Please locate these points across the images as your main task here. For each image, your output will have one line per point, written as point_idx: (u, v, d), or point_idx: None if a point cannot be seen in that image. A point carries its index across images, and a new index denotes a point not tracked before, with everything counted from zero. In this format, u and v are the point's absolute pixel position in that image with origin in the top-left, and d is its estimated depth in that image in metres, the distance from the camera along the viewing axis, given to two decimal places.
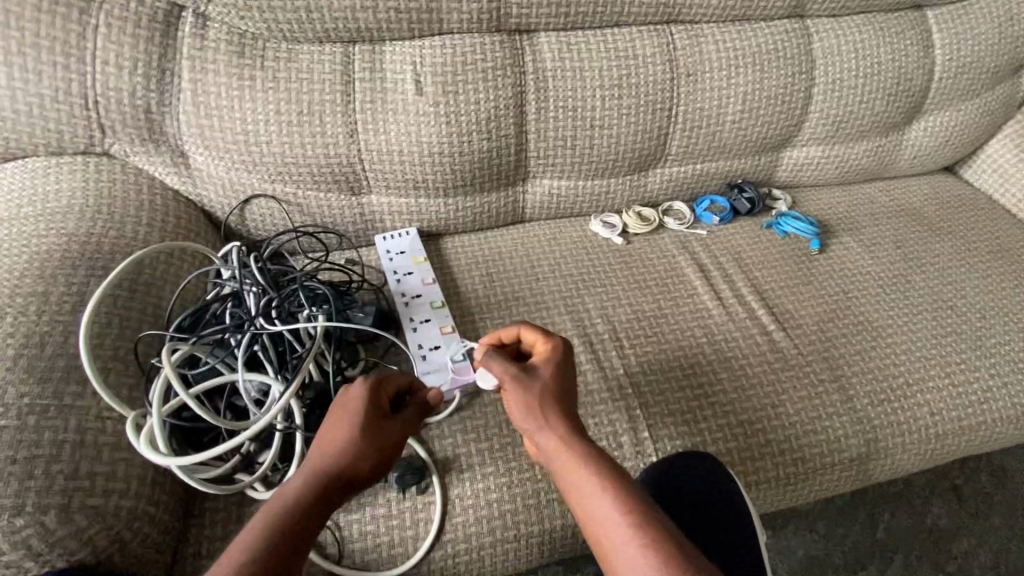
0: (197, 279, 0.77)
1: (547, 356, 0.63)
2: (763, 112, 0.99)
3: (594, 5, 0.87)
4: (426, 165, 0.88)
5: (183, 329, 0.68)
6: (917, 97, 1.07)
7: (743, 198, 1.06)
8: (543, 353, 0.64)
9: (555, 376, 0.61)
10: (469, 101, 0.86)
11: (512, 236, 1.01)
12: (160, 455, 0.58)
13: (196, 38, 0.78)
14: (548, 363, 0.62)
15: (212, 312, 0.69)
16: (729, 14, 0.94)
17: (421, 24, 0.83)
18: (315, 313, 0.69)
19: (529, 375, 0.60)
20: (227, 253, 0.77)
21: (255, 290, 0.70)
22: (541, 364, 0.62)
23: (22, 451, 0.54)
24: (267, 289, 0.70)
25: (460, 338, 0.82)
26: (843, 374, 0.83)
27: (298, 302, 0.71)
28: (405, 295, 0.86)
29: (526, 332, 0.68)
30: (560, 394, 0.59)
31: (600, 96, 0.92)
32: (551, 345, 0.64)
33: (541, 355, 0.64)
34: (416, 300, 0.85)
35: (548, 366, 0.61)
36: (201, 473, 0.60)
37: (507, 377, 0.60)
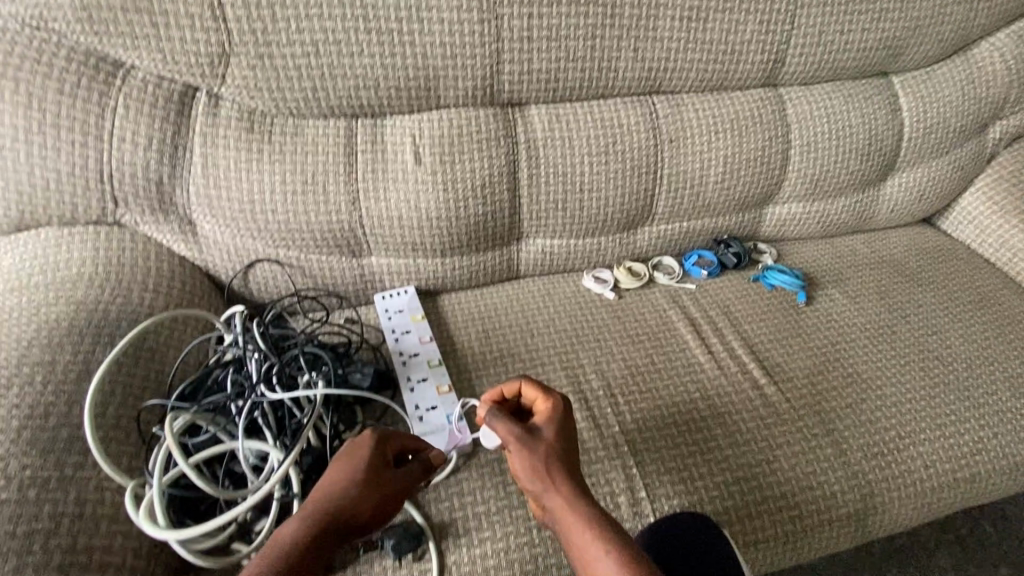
0: (198, 346, 0.79)
1: (548, 415, 0.66)
2: (744, 173, 1.05)
3: (580, 80, 0.93)
4: (424, 228, 0.92)
5: (185, 397, 0.69)
6: (889, 156, 1.13)
7: (730, 253, 1.10)
8: (544, 412, 0.67)
9: (554, 433, 0.64)
10: (465, 169, 0.91)
11: (508, 293, 1.04)
12: (158, 528, 0.58)
13: (208, 115, 0.83)
14: (550, 422, 0.66)
15: (213, 378, 0.71)
16: (707, 85, 1.00)
17: (419, 100, 0.89)
18: (314, 378, 0.71)
19: (527, 433, 0.64)
20: (229, 319, 0.79)
21: (255, 356, 0.71)
22: (542, 424, 0.66)
23: (21, 526, 0.54)
24: (268, 355, 0.71)
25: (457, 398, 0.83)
26: (835, 428, 0.84)
27: (298, 367, 0.72)
28: (403, 354, 0.87)
29: (527, 388, 0.71)
30: (558, 452, 0.63)
31: (589, 162, 0.97)
32: (549, 402, 0.68)
33: (541, 413, 0.67)
34: (414, 359, 0.87)
35: (550, 427, 0.65)
36: (198, 545, 0.60)
37: (511, 439, 0.64)
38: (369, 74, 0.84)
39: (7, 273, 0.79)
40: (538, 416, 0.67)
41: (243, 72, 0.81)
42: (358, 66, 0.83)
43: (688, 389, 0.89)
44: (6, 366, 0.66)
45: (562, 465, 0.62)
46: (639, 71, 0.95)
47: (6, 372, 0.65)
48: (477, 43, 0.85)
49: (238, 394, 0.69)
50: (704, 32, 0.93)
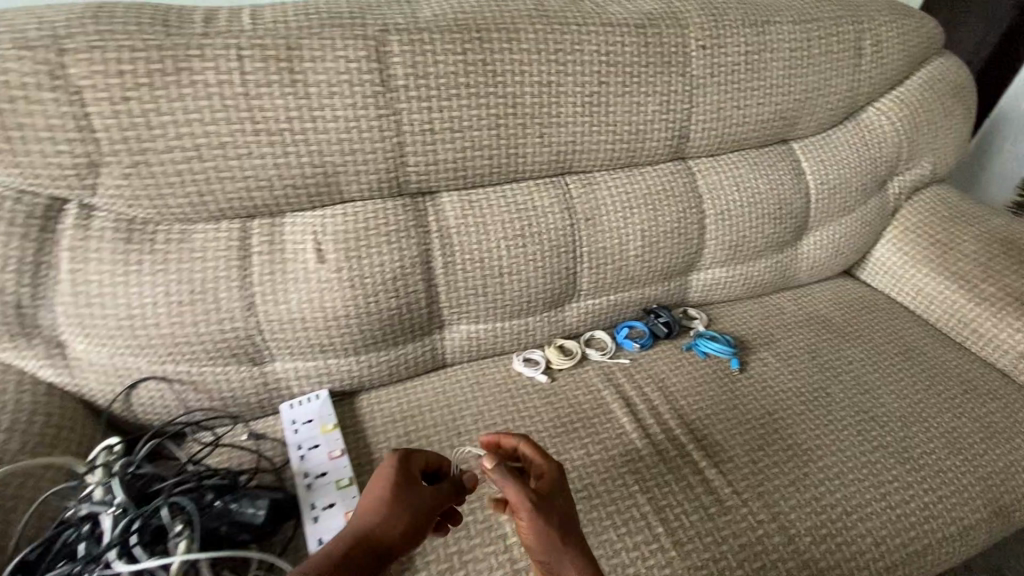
0: (59, 493, 0.69)
1: (553, 483, 0.64)
2: (663, 244, 1.05)
3: (488, 167, 0.92)
4: (332, 329, 0.86)
5: (27, 567, 0.62)
6: (800, 217, 1.17)
7: (661, 322, 1.08)
8: (547, 478, 0.65)
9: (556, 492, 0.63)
10: (373, 263, 0.86)
11: (433, 385, 0.97)
12: None
13: (79, 228, 0.76)
14: (557, 492, 0.63)
15: (64, 540, 0.64)
16: (617, 163, 1.01)
17: (320, 196, 0.85)
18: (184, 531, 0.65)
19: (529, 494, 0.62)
20: (93, 457, 0.72)
21: (113, 511, 0.65)
22: (549, 492, 0.62)
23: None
24: (127, 509, 0.65)
25: None
26: (781, 511, 0.80)
27: (163, 520, 0.65)
28: (308, 475, 0.79)
29: (527, 447, 0.68)
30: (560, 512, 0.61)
31: (507, 246, 0.94)
32: (547, 463, 0.66)
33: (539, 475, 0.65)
34: (321, 480, 0.78)
35: (558, 497, 0.62)
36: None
37: (523, 505, 0.60)
38: (260, 175, 0.79)
39: None
40: (542, 482, 0.64)
41: (117, 181, 0.75)
42: (247, 167, 0.78)
43: (625, 481, 0.83)
44: None
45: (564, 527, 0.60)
46: (548, 154, 0.94)
47: None
48: (376, 137, 0.83)
49: (89, 565, 0.62)
50: (606, 115, 0.95)
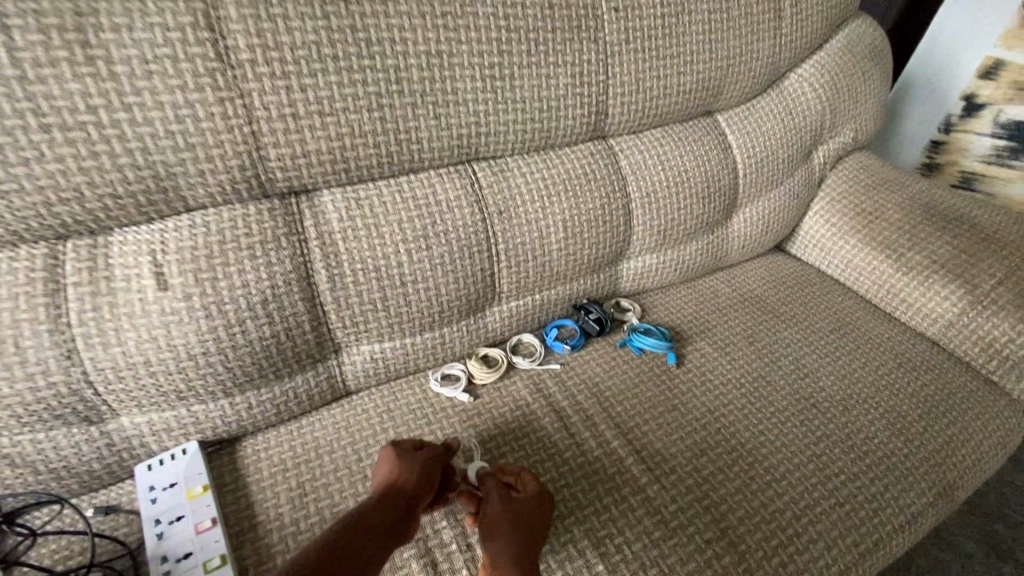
0: None
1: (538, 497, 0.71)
2: (588, 234, 0.94)
3: (375, 157, 0.76)
4: (189, 369, 0.69)
5: None
6: (729, 194, 1.10)
7: (592, 319, 0.98)
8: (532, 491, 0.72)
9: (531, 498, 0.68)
10: (235, 285, 0.69)
11: (334, 419, 0.82)
12: None
13: None
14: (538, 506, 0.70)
15: None
16: (530, 145, 0.89)
17: (155, 206, 0.67)
18: None
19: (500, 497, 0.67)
20: None
21: None
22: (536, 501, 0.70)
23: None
24: None
25: None
26: (729, 526, 0.72)
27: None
28: (166, 560, 0.63)
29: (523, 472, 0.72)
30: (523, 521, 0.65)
31: (407, 250, 0.80)
32: (531, 478, 0.71)
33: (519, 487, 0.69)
34: (183, 564, 0.62)
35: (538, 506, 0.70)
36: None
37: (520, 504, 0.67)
38: (62, 185, 0.61)
39: None
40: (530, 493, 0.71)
41: None
42: (40, 173, 0.59)
43: (560, 513, 0.72)
44: None
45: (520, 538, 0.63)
46: (447, 139, 0.80)
47: None
48: (220, 128, 0.66)
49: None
50: (512, 90, 0.82)
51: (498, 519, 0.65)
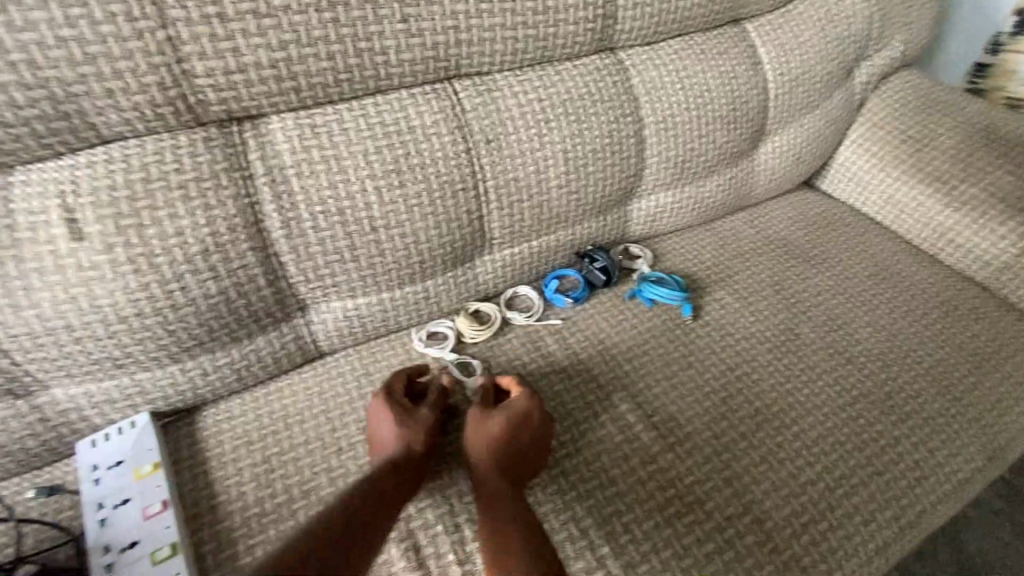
0: None
1: None
2: (593, 168, 0.80)
3: (330, 73, 0.62)
4: (124, 334, 0.59)
5: None
6: (757, 119, 0.95)
7: (597, 268, 0.86)
8: None
9: (535, 410, 0.65)
10: (168, 234, 0.58)
11: (305, 384, 0.73)
12: None
13: None
14: None
15: None
16: (523, 59, 0.74)
17: (59, 136, 0.54)
18: None
19: (491, 413, 0.65)
20: None
21: None
22: None
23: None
24: None
25: None
26: (752, 499, 0.64)
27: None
28: (109, 552, 0.55)
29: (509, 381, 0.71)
30: (523, 438, 0.63)
31: (376, 188, 0.67)
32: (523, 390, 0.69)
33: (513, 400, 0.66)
34: (127, 555, 0.55)
35: None
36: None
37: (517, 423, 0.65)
38: None
39: None
40: None
41: None
42: None
43: (560, 489, 0.64)
44: None
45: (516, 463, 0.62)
46: (420, 51, 0.66)
47: None
48: (127, 33, 0.52)
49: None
50: None
51: (492, 439, 0.63)
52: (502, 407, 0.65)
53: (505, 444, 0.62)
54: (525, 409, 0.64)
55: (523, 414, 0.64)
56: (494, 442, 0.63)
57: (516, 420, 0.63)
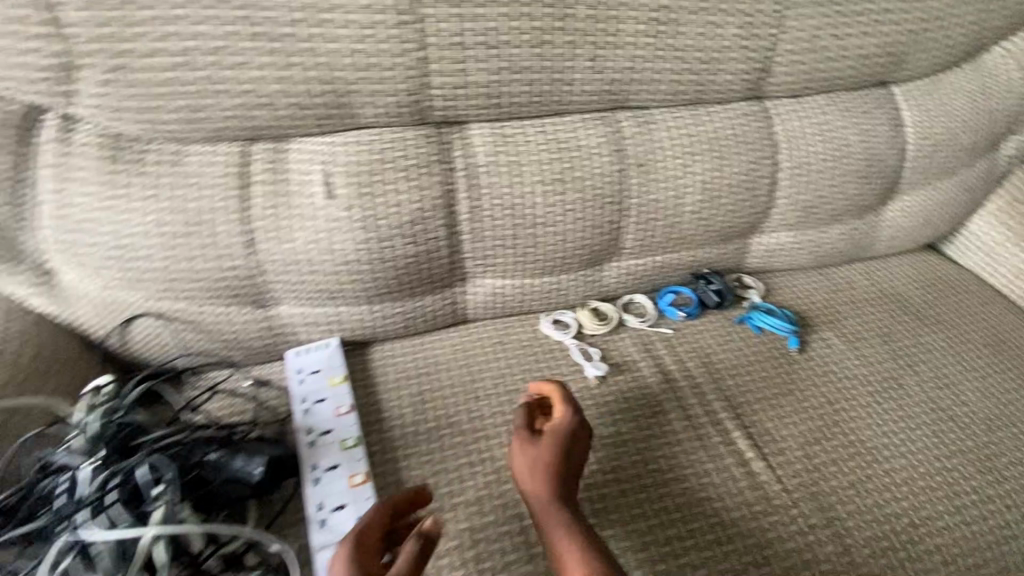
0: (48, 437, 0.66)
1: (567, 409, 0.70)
2: (726, 200, 0.90)
3: (527, 95, 0.77)
4: (342, 273, 0.77)
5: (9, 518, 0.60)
6: (890, 177, 1.00)
7: (712, 290, 0.95)
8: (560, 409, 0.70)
9: (580, 432, 0.68)
10: (389, 204, 0.75)
11: (452, 342, 0.88)
12: None
13: (60, 145, 0.67)
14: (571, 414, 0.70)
15: (41, 495, 0.60)
16: (681, 99, 0.85)
17: (331, 119, 0.73)
18: (156, 502, 0.58)
19: (538, 437, 0.67)
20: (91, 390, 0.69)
21: (92, 468, 0.61)
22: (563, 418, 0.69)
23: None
24: (105, 467, 0.61)
25: (372, 490, 0.68)
26: (836, 517, 0.70)
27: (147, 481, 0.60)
28: (312, 432, 0.72)
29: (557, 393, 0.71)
30: (571, 463, 0.66)
31: (543, 191, 0.81)
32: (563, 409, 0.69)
33: (553, 422, 0.68)
34: (325, 438, 0.72)
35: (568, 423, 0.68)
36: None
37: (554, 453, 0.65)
38: (260, 90, 0.68)
39: None
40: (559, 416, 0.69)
41: (97, 88, 0.64)
42: (247, 78, 0.67)
43: (661, 468, 0.74)
44: None
45: (569, 490, 0.64)
46: (599, 83, 0.79)
47: None
48: (397, 50, 0.69)
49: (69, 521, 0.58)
50: (676, 37, 0.78)
51: (543, 460, 0.64)
52: (549, 430, 0.67)
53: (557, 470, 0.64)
54: (570, 434, 0.67)
55: (565, 435, 0.67)
56: (546, 466, 0.64)
57: (563, 445, 0.66)
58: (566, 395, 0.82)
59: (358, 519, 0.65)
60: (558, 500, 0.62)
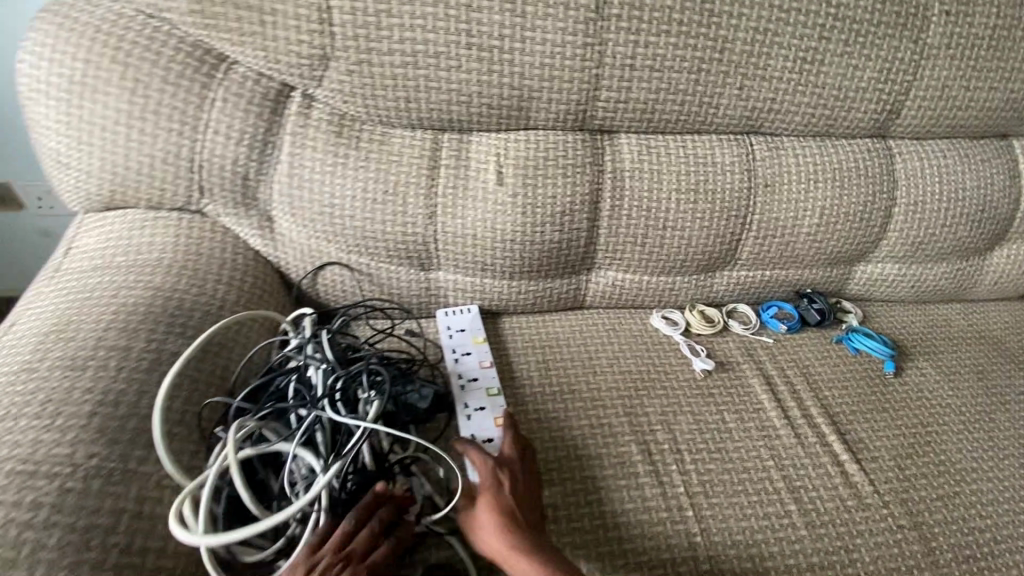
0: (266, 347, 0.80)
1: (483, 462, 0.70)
2: (840, 227, 0.98)
3: (677, 113, 0.88)
4: (497, 250, 0.90)
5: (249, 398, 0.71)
6: (1000, 224, 1.05)
7: (813, 309, 1.03)
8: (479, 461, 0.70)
9: (501, 474, 0.69)
10: (547, 194, 0.87)
11: (572, 323, 1.00)
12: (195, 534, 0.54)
13: (300, 117, 0.82)
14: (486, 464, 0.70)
15: (276, 385, 0.72)
16: (811, 130, 0.94)
17: (510, 118, 0.86)
18: (372, 401, 0.69)
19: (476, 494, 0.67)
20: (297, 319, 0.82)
21: (321, 367, 0.72)
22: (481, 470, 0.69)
23: (39, 518, 0.51)
24: (333, 368, 0.73)
25: None
26: (924, 522, 0.77)
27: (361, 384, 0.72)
28: (462, 378, 0.85)
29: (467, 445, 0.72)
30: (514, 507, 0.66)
31: (676, 199, 0.92)
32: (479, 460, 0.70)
33: (482, 468, 0.69)
34: (473, 385, 0.84)
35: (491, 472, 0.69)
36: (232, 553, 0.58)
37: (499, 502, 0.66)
38: (464, 89, 0.81)
39: (93, 250, 0.81)
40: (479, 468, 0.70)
41: (342, 75, 0.79)
42: (457, 79, 0.81)
43: (761, 456, 0.82)
44: (85, 345, 0.66)
45: (525, 529, 0.64)
46: (742, 109, 0.89)
47: (84, 351, 0.65)
48: (579, 66, 0.82)
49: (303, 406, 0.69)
50: (818, 75, 0.88)
51: (489, 513, 0.65)
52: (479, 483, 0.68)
53: (507, 521, 0.64)
54: (488, 482, 0.68)
55: (502, 485, 0.67)
56: (494, 523, 0.64)
57: (497, 493, 0.66)
58: (673, 382, 0.92)
59: None
60: (519, 551, 0.61)
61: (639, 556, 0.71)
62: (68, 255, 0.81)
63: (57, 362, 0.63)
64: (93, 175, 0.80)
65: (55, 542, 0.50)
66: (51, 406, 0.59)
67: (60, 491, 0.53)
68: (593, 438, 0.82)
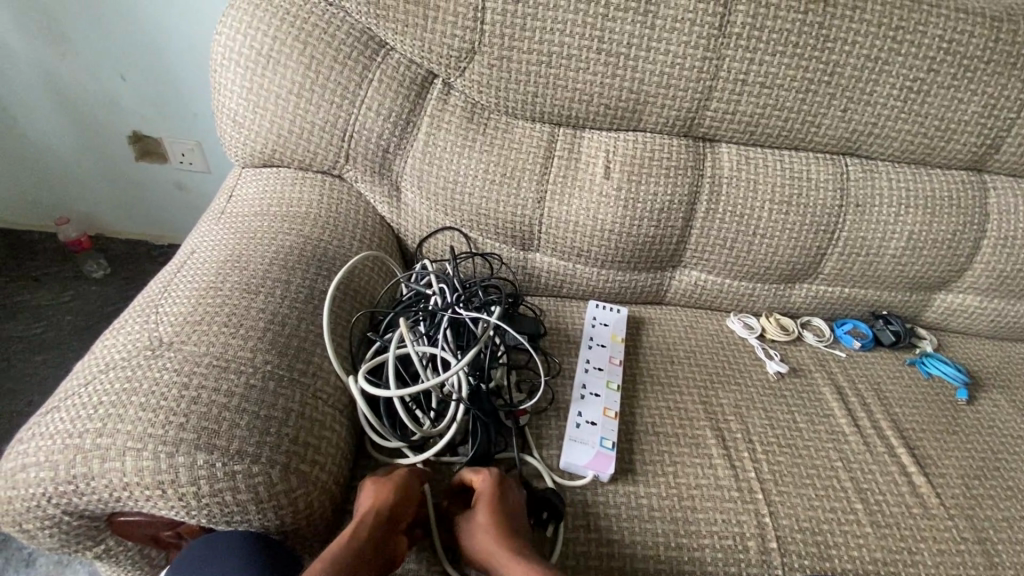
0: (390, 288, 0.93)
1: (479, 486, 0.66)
2: (928, 252, 1.01)
3: (779, 129, 0.95)
4: (595, 239, 0.98)
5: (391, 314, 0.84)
6: None
7: (889, 330, 1.06)
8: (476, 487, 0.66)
9: (495, 491, 0.65)
10: (649, 192, 0.95)
11: (652, 316, 1.07)
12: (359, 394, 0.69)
13: (440, 101, 0.93)
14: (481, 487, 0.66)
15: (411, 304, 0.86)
16: (907, 157, 0.99)
17: (623, 119, 0.94)
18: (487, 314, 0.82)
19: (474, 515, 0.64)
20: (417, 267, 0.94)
21: (445, 288, 0.86)
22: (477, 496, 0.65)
23: (233, 403, 0.62)
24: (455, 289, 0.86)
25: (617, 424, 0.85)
26: (989, 538, 0.80)
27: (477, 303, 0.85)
28: (589, 363, 0.93)
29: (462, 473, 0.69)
30: (511, 524, 0.62)
31: (769, 208, 0.98)
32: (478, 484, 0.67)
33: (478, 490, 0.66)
34: (597, 372, 0.91)
35: (482, 494, 0.65)
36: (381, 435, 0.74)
37: (489, 521, 0.62)
38: (587, 89, 0.90)
39: (252, 198, 0.93)
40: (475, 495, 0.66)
41: (483, 69, 0.90)
42: (583, 80, 0.90)
43: (829, 456, 0.87)
44: (256, 275, 0.78)
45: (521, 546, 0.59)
46: (841, 130, 0.95)
47: (255, 280, 0.77)
48: (694, 77, 0.90)
49: (432, 318, 0.82)
50: (921, 105, 0.93)
51: (484, 533, 0.61)
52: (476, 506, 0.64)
53: (492, 485, 0.66)
54: (481, 502, 0.64)
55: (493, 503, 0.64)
56: (483, 534, 0.61)
57: (492, 510, 0.63)
58: (747, 378, 0.97)
59: (606, 436, 0.82)
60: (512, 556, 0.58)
61: (711, 526, 0.76)
62: (232, 201, 0.94)
63: (235, 286, 0.75)
64: (261, 136, 0.93)
65: (245, 423, 0.61)
66: (235, 319, 0.71)
67: (247, 386, 0.64)
68: (670, 419, 0.88)
